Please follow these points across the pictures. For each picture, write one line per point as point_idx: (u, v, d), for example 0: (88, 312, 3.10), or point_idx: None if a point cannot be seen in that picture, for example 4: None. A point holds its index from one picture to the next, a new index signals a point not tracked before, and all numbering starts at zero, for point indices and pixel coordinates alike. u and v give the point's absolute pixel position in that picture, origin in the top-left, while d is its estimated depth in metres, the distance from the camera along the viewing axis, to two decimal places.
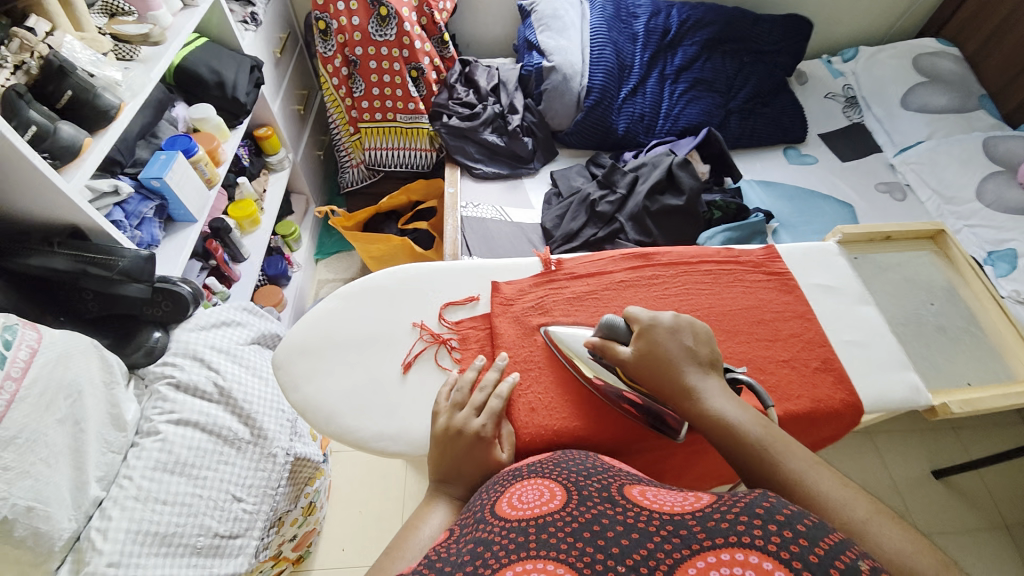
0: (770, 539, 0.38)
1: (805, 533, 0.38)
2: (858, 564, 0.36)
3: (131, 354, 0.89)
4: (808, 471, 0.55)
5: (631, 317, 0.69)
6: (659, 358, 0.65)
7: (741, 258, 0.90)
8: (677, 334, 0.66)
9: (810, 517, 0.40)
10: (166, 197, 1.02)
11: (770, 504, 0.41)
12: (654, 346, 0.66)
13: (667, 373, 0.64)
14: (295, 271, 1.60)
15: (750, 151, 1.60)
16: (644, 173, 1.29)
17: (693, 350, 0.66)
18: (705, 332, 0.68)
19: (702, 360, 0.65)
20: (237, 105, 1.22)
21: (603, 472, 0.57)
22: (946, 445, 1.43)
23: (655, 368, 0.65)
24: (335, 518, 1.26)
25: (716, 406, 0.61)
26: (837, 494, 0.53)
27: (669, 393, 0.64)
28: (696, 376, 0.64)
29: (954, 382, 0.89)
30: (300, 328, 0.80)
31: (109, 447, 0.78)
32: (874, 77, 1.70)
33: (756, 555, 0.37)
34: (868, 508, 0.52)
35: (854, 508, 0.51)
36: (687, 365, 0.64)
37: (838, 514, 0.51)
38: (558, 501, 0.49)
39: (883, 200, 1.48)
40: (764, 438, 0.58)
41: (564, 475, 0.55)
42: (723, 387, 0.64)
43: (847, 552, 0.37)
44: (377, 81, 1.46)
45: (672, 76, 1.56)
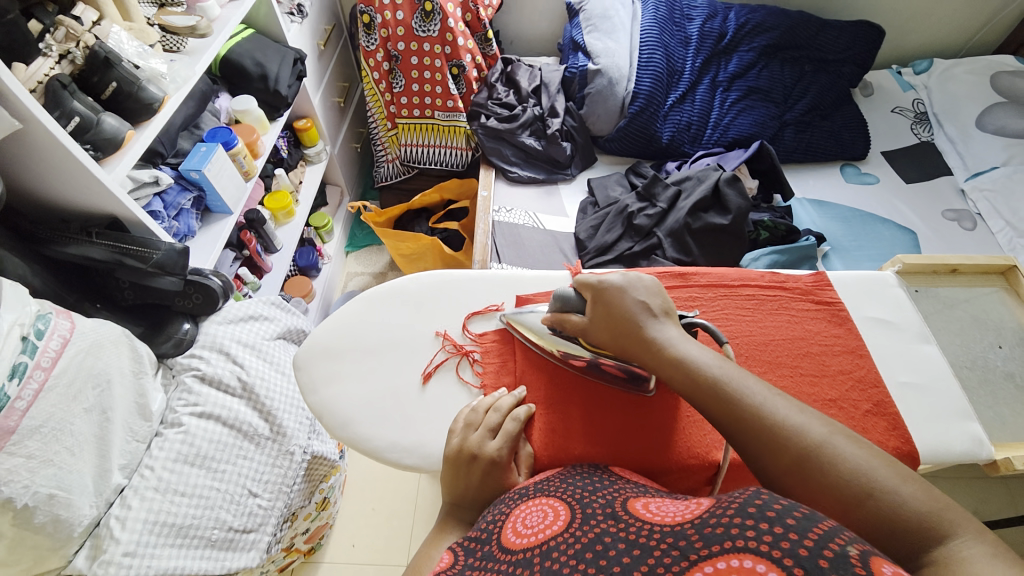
0: (764, 538, 0.33)
1: (796, 527, 0.33)
2: (848, 549, 0.32)
3: (160, 344, 0.92)
4: (765, 400, 0.52)
5: (583, 284, 0.67)
6: (613, 314, 0.63)
7: (788, 284, 0.80)
8: (627, 289, 0.64)
9: (801, 507, 0.35)
10: (203, 189, 1.03)
11: (766, 500, 0.37)
12: (606, 304, 0.64)
13: (623, 328, 0.62)
14: (325, 263, 1.61)
15: (803, 166, 1.50)
16: (688, 187, 1.22)
17: (647, 303, 0.62)
18: (656, 284, 0.65)
19: (656, 311, 0.62)
20: (279, 98, 1.22)
21: (609, 486, 0.52)
22: (994, 497, 1.28)
23: (611, 326, 0.63)
24: (347, 513, 1.27)
25: (675, 351, 0.58)
26: (795, 419, 0.50)
27: (630, 348, 0.61)
28: (652, 327, 0.61)
29: None
30: (323, 330, 0.78)
31: (133, 436, 0.80)
32: (948, 94, 1.56)
33: (749, 557, 0.32)
34: (826, 428, 0.49)
35: (812, 430, 0.49)
36: (642, 318, 0.61)
37: (797, 438, 0.48)
38: (562, 522, 0.45)
39: (949, 229, 1.35)
40: (723, 376, 0.54)
41: (570, 492, 0.51)
42: (676, 330, 0.61)
43: (839, 538, 0.33)
44: (417, 77, 1.44)
45: (724, 84, 1.47)
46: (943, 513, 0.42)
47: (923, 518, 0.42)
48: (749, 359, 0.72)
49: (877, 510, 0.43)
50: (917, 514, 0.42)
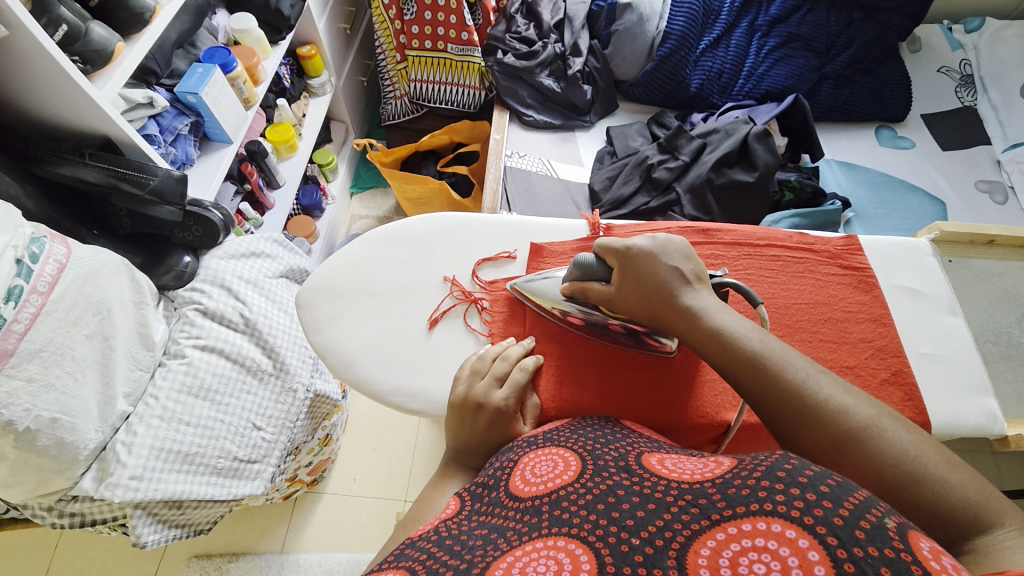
0: (794, 504, 0.33)
1: (830, 494, 0.33)
2: (887, 520, 0.31)
3: (161, 276, 0.90)
4: (809, 378, 0.49)
5: (605, 249, 0.63)
6: (644, 282, 0.59)
7: (816, 246, 0.76)
8: (659, 254, 0.60)
9: (834, 475, 0.34)
10: (201, 114, 0.97)
11: (794, 466, 0.36)
12: (638, 270, 0.60)
13: (657, 293, 0.58)
14: (329, 203, 1.56)
15: (836, 126, 1.41)
16: (714, 140, 1.15)
17: (679, 269, 0.59)
18: (686, 246, 0.62)
19: (688, 277, 0.59)
20: (281, 18, 1.13)
21: (622, 439, 0.51)
22: (981, 470, 1.30)
23: (641, 294, 0.59)
24: (349, 449, 1.30)
25: (711, 322, 0.55)
26: (841, 400, 0.48)
27: (664, 317, 0.58)
28: (687, 295, 0.57)
29: None
30: (328, 269, 0.75)
31: (137, 364, 0.80)
32: (1001, 54, 1.44)
33: (777, 522, 0.32)
34: (873, 411, 0.47)
35: (859, 412, 0.47)
36: (676, 286, 0.58)
37: (841, 419, 0.46)
38: (573, 472, 0.45)
39: (982, 202, 1.29)
40: (764, 350, 0.51)
41: (581, 443, 0.50)
42: (711, 298, 0.57)
43: (876, 507, 0.32)
44: (429, 3, 1.31)
45: (762, 29, 1.35)
46: (988, 504, 0.41)
47: (968, 506, 0.41)
48: (768, 321, 0.70)
49: (922, 496, 0.42)
50: (962, 502, 0.42)
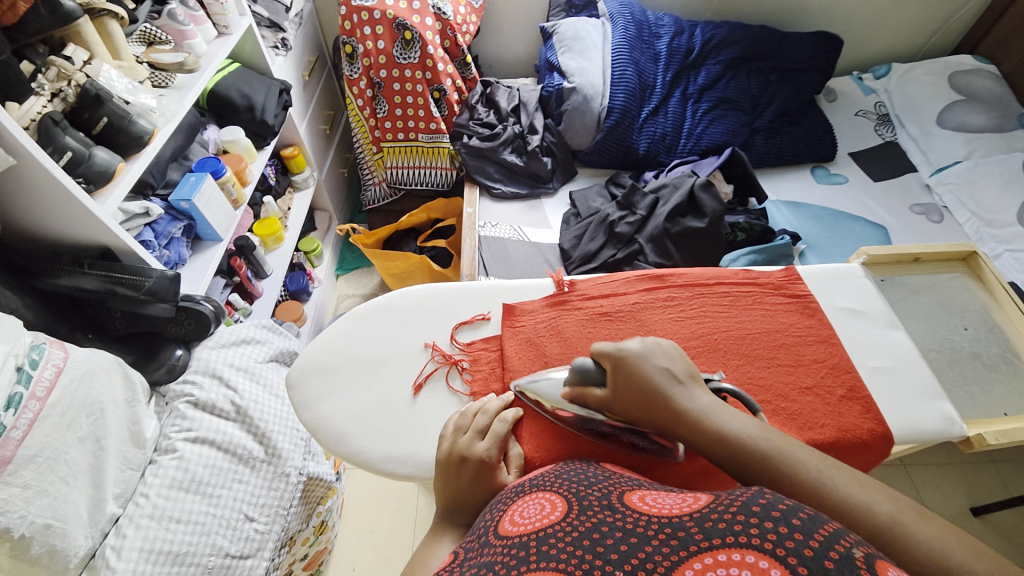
0: (769, 536, 0.34)
1: (802, 528, 0.34)
2: (854, 551, 0.33)
3: (153, 371, 0.92)
4: (820, 475, 0.48)
5: (600, 354, 0.64)
6: (635, 386, 0.59)
7: (760, 280, 0.83)
8: (647, 356, 0.61)
9: (806, 508, 0.36)
10: (194, 218, 1.05)
11: (768, 501, 0.38)
12: (628, 376, 0.60)
13: (651, 399, 0.58)
14: (316, 287, 1.62)
15: (775, 170, 1.56)
16: (665, 194, 1.26)
17: (670, 369, 0.60)
18: (675, 347, 0.63)
19: (681, 375, 0.60)
20: (266, 127, 1.26)
21: (603, 480, 0.54)
22: (985, 480, 1.35)
23: (635, 398, 0.59)
24: (347, 534, 1.25)
25: (714, 424, 0.54)
26: (860, 497, 0.45)
27: (661, 421, 0.58)
28: (683, 395, 0.58)
29: (989, 414, 0.80)
30: (316, 348, 0.79)
31: (128, 464, 0.79)
32: (906, 95, 1.64)
33: (753, 553, 0.33)
34: (893, 505, 0.44)
35: (878, 508, 0.44)
36: (669, 387, 0.58)
37: (864, 516, 0.44)
38: (559, 512, 0.47)
39: (918, 222, 1.41)
40: (771, 449, 0.51)
41: (566, 486, 0.52)
42: (704, 392, 0.58)
43: (844, 540, 0.34)
44: (400, 102, 1.49)
45: (694, 95, 1.54)
46: None
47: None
48: (727, 353, 0.75)
49: None
50: None
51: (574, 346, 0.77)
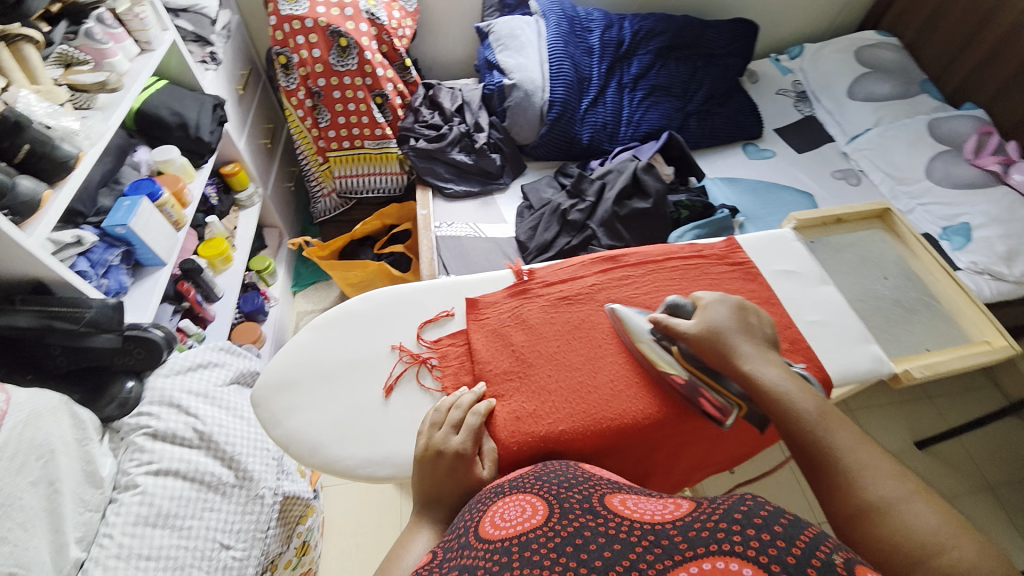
0: (751, 543, 0.37)
1: (784, 534, 0.37)
2: (835, 556, 0.35)
3: (103, 408, 0.87)
4: (848, 450, 0.53)
5: (698, 300, 0.72)
6: (719, 330, 0.67)
7: (705, 252, 0.89)
8: (740, 313, 0.69)
9: (787, 514, 0.39)
10: (132, 243, 1.00)
11: (748, 507, 0.41)
12: (711, 318, 0.68)
13: (724, 338, 0.66)
14: (272, 305, 1.57)
15: (711, 150, 1.66)
16: (611, 179, 1.32)
17: (754, 329, 0.68)
18: (768, 321, 0.71)
19: (761, 338, 0.68)
20: (202, 144, 1.22)
21: (582, 481, 0.57)
22: (923, 415, 1.49)
23: (712, 340, 0.66)
24: (331, 552, 1.21)
25: (766, 380, 0.62)
26: (876, 474, 0.51)
27: (725, 361, 0.65)
28: (755, 350, 0.65)
29: (913, 350, 0.89)
30: (279, 363, 0.78)
31: (86, 506, 0.76)
32: (821, 72, 1.77)
33: (735, 561, 0.36)
34: (909, 488, 0.49)
35: (885, 489, 0.49)
36: (744, 341, 0.66)
37: (868, 490, 0.50)
38: (540, 516, 0.49)
39: (840, 187, 1.54)
40: (818, 412, 0.57)
41: (546, 489, 0.55)
42: (776, 358, 0.65)
43: (826, 545, 0.36)
44: (342, 110, 1.48)
45: (630, 84, 1.61)
46: None
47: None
48: None
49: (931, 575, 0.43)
50: None
51: (540, 333, 0.79)
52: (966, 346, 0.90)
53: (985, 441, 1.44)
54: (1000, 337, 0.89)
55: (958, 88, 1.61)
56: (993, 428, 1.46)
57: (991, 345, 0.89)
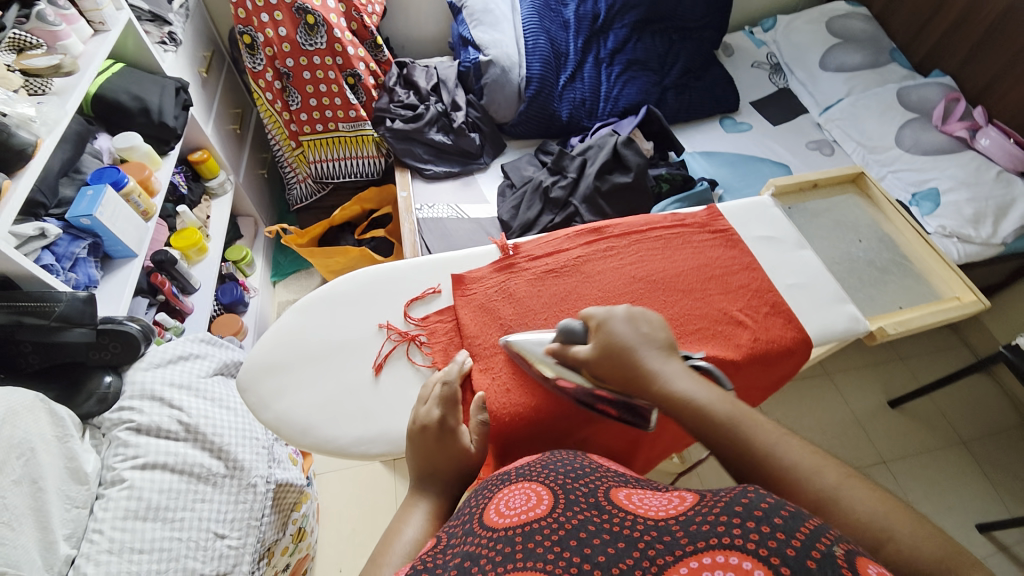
0: (750, 537, 0.36)
1: (783, 526, 0.36)
2: (836, 548, 0.35)
3: (82, 404, 0.84)
4: (775, 445, 0.51)
5: (588, 317, 0.68)
6: (617, 346, 0.63)
7: (687, 220, 0.90)
8: (631, 322, 0.66)
9: (788, 508, 0.38)
10: (99, 234, 0.96)
11: (749, 500, 0.40)
12: (608, 338, 0.64)
13: (626, 361, 0.62)
14: (252, 296, 1.54)
15: (689, 124, 1.67)
16: (591, 155, 1.32)
17: (649, 336, 0.64)
18: (660, 320, 0.68)
19: (660, 344, 0.64)
20: (166, 130, 1.16)
21: (591, 473, 0.54)
22: (896, 375, 1.56)
23: (614, 359, 0.63)
24: (328, 538, 1.22)
25: (678, 389, 0.58)
26: (807, 464, 0.49)
27: (634, 381, 0.61)
28: (658, 359, 0.62)
29: (886, 309, 0.93)
30: (264, 347, 0.77)
31: (72, 502, 0.75)
32: (792, 43, 1.79)
33: (736, 555, 0.35)
34: (837, 474, 0.48)
35: (821, 478, 0.48)
36: (646, 351, 0.63)
37: (809, 483, 0.48)
38: (546, 506, 0.47)
39: (814, 157, 1.57)
40: (732, 413, 0.55)
41: (552, 478, 0.53)
42: (679, 364, 0.62)
43: (827, 537, 0.36)
44: (313, 91, 1.42)
45: (606, 59, 1.60)
46: (957, 558, 0.41)
47: (940, 561, 0.41)
48: (665, 291, 0.81)
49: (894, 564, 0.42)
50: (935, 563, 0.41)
51: (527, 306, 0.79)
52: (936, 303, 0.94)
53: (956, 398, 1.51)
54: (970, 293, 0.95)
55: (926, 56, 1.64)
56: (963, 384, 1.54)
57: (961, 301, 0.94)
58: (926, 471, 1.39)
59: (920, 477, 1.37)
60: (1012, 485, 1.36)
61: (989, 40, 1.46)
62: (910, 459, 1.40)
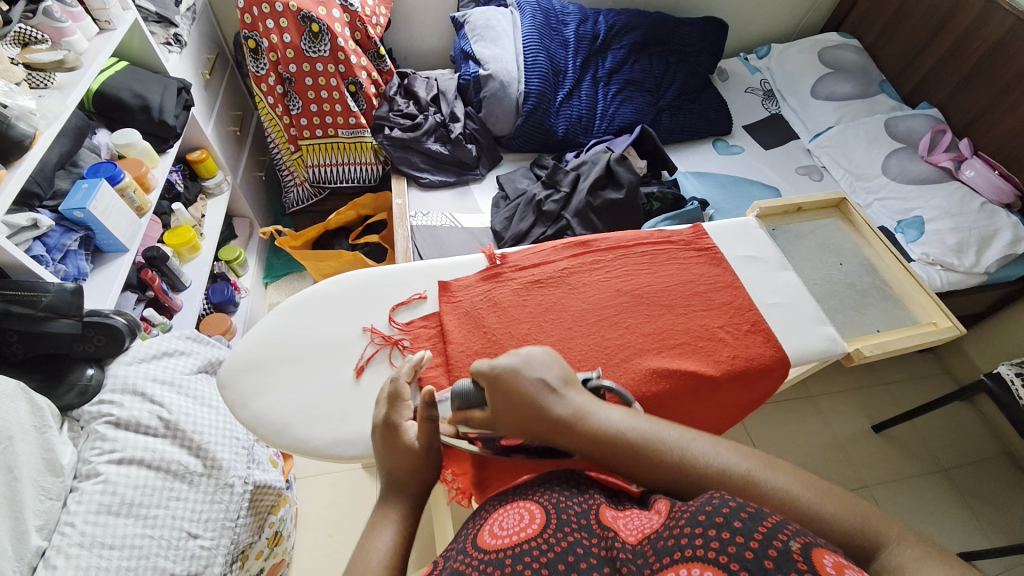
0: (711, 545, 0.39)
1: (742, 529, 0.39)
2: (792, 544, 0.38)
3: (63, 395, 0.84)
4: (690, 452, 0.55)
5: (476, 374, 0.64)
6: (517, 402, 0.60)
7: (673, 237, 0.92)
8: (523, 370, 0.62)
9: (747, 509, 0.41)
10: (92, 228, 0.96)
11: (712, 508, 0.42)
12: (508, 393, 0.61)
13: (530, 415, 0.60)
14: (243, 296, 1.54)
15: (683, 145, 1.70)
16: (585, 170, 1.34)
17: (545, 381, 0.61)
18: (548, 353, 0.65)
19: (556, 384, 0.62)
20: (166, 128, 1.18)
21: (584, 493, 0.53)
22: (881, 400, 1.57)
23: (519, 414, 0.60)
24: (305, 544, 1.20)
25: (589, 423, 0.58)
26: (722, 461, 0.54)
27: (545, 433, 0.59)
28: (559, 402, 0.60)
29: (865, 331, 0.94)
30: (247, 344, 0.77)
31: (46, 494, 0.74)
32: (785, 71, 1.84)
33: (697, 566, 0.38)
34: (750, 463, 0.53)
35: (738, 469, 0.53)
36: (546, 398, 0.60)
37: (730, 480, 0.52)
38: (536, 526, 0.48)
39: (803, 182, 1.61)
40: (643, 437, 0.56)
41: (547, 496, 0.52)
42: (581, 396, 0.61)
43: (783, 533, 0.39)
44: (314, 97, 1.45)
45: (604, 78, 1.63)
46: (860, 520, 0.48)
47: (848, 527, 0.47)
48: (647, 305, 0.82)
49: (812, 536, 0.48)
50: (844, 527, 0.47)
51: (511, 315, 0.80)
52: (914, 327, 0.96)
53: (940, 425, 1.53)
54: (945, 319, 0.95)
55: (914, 88, 1.69)
56: (946, 412, 1.55)
57: (937, 326, 0.95)
58: (908, 499, 1.39)
59: (902, 505, 1.38)
60: (993, 515, 1.37)
61: (975, 75, 1.51)
62: (892, 485, 1.41)
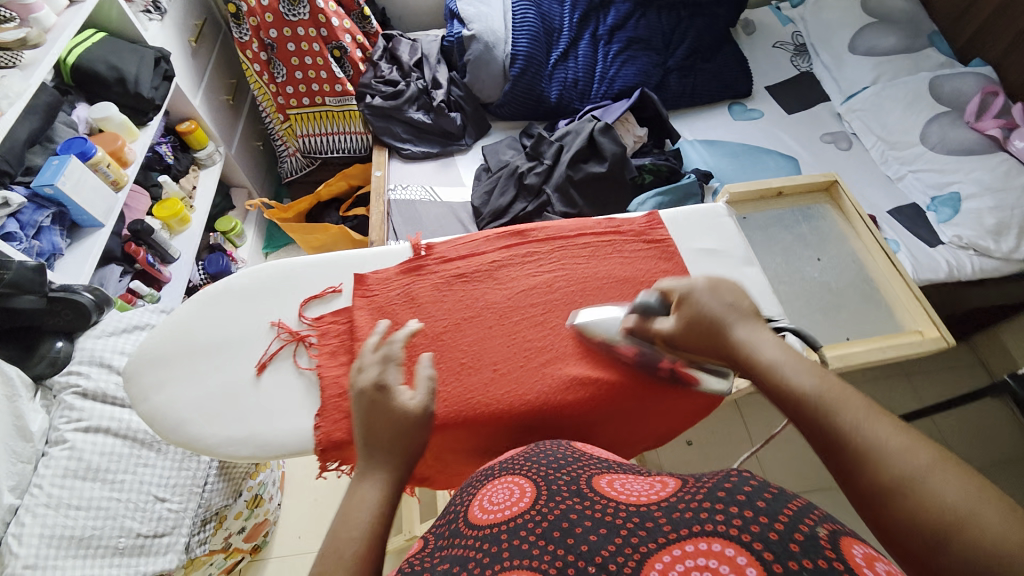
0: (734, 520, 0.33)
1: (766, 509, 0.34)
2: (818, 528, 0.32)
3: (34, 365, 0.89)
4: (857, 422, 0.42)
5: (664, 291, 0.64)
6: (693, 322, 0.58)
7: (622, 228, 0.84)
8: (702, 292, 0.59)
9: (770, 487, 0.36)
10: (65, 205, 0.99)
11: (733, 483, 0.37)
12: (690, 310, 0.58)
13: (705, 333, 0.57)
14: (239, 267, 1.58)
15: (693, 110, 1.55)
16: (569, 141, 1.25)
17: (735, 306, 0.57)
18: (743, 292, 0.59)
19: (747, 314, 0.56)
20: (144, 101, 1.18)
21: (574, 462, 0.51)
22: (897, 392, 1.45)
23: (694, 333, 0.58)
24: (290, 507, 1.26)
25: (761, 357, 0.52)
26: (888, 443, 0.40)
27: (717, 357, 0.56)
28: (744, 331, 0.55)
29: (833, 337, 0.86)
30: (155, 339, 0.77)
31: (16, 458, 0.81)
32: (821, 21, 1.61)
33: (718, 540, 0.32)
34: (927, 456, 0.39)
35: (906, 458, 0.39)
36: (733, 322, 0.56)
37: (883, 462, 0.39)
38: (528, 499, 0.44)
39: (828, 151, 1.44)
40: (818, 390, 0.46)
41: (536, 469, 0.49)
42: (772, 334, 0.54)
43: (808, 517, 0.33)
44: (298, 64, 1.41)
45: (604, 37, 1.49)
46: None
47: None
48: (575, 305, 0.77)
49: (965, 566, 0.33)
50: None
51: (428, 313, 0.76)
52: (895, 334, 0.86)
53: (961, 424, 1.40)
54: (933, 328, 0.85)
55: (971, 40, 1.44)
56: (968, 410, 1.42)
57: (922, 336, 0.85)
58: None
59: None
60: None
61: None
62: None
